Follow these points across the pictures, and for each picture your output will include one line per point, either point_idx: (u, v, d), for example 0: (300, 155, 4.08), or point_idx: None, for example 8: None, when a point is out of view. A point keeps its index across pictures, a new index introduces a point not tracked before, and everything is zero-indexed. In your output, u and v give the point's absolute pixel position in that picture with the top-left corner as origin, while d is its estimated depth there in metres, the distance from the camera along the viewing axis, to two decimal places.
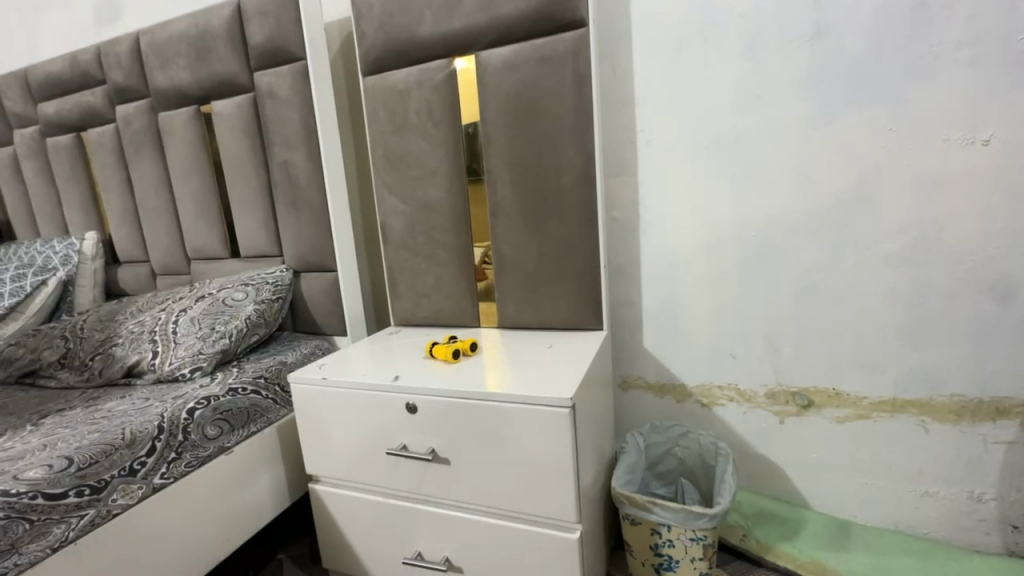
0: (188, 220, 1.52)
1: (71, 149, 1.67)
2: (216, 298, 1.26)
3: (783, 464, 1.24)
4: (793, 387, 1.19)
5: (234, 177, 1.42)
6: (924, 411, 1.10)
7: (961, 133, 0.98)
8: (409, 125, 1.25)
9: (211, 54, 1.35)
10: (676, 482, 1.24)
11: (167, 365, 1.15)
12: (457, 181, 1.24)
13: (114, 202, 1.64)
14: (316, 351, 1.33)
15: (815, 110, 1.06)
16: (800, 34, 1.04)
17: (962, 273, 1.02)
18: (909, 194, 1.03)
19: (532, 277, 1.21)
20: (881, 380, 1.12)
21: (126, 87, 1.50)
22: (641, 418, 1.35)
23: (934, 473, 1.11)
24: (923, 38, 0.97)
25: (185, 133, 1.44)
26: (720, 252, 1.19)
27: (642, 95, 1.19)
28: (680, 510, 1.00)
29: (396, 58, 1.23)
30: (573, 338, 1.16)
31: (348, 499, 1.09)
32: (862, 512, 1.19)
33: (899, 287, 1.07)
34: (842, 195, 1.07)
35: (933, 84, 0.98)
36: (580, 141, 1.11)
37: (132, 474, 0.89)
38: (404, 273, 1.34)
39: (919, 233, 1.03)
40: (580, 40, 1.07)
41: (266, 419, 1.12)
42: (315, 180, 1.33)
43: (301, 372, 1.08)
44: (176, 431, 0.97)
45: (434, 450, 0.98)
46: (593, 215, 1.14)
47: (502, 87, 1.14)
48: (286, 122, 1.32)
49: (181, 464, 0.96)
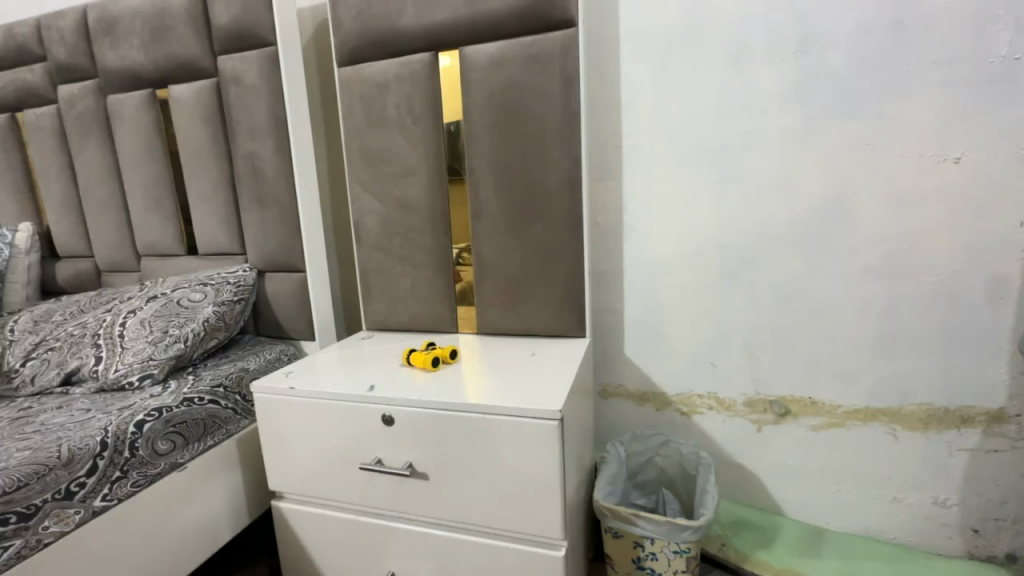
0: (139, 214, 1.39)
1: (5, 131, 1.51)
2: (170, 298, 1.15)
3: (759, 471, 1.25)
4: (771, 396, 1.20)
5: (191, 168, 1.31)
6: (895, 419, 1.13)
7: (934, 151, 1.01)
8: (387, 120, 1.19)
9: (169, 35, 1.25)
10: (656, 492, 1.22)
11: (113, 373, 1.04)
12: (437, 181, 1.19)
13: (54, 191, 1.50)
14: (281, 357, 1.24)
15: (799, 121, 1.07)
16: (785, 45, 1.05)
17: (932, 287, 1.05)
18: (885, 207, 1.05)
19: (515, 282, 1.17)
20: (855, 388, 1.14)
21: (70, 65, 1.37)
22: (621, 427, 1.34)
23: (902, 480, 1.14)
24: (902, 56, 0.99)
25: (137, 119, 1.33)
26: (702, 261, 1.19)
27: (628, 100, 1.17)
28: (664, 522, 0.98)
29: (375, 49, 1.16)
30: (557, 345, 1.13)
31: (314, 516, 1.02)
32: (834, 519, 1.21)
33: (873, 298, 1.09)
34: (822, 207, 1.09)
35: (910, 101, 1.00)
36: (567, 144, 1.08)
37: (68, 497, 0.79)
38: (378, 275, 1.28)
39: (892, 245, 1.06)
40: (569, 40, 1.04)
41: (224, 431, 1.03)
42: (282, 175, 1.24)
43: (265, 380, 1.00)
44: (122, 447, 0.87)
45: (412, 465, 0.92)
46: (578, 220, 1.11)
47: (488, 85, 1.10)
48: (252, 112, 1.23)
49: (127, 484, 0.86)
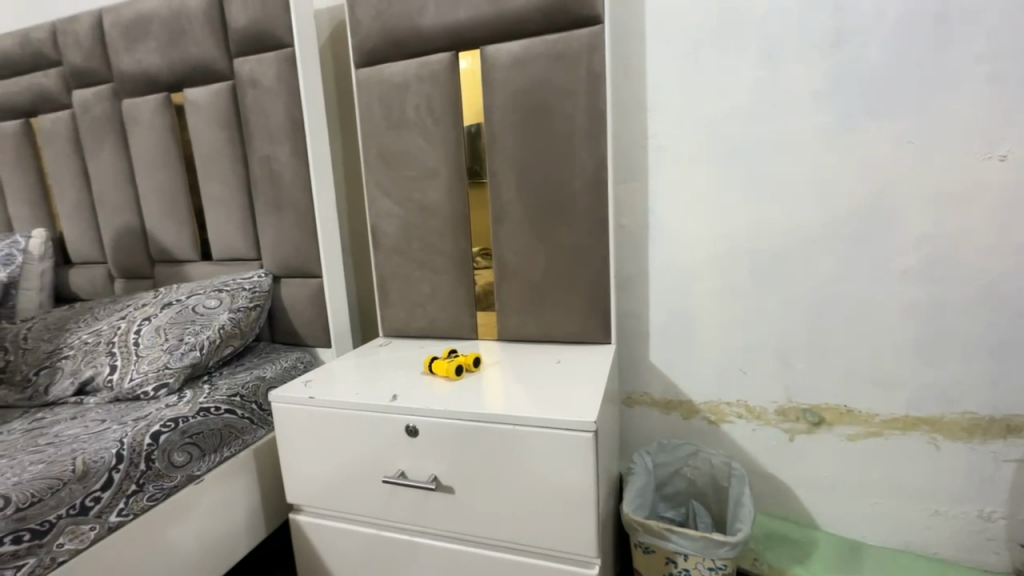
0: (154, 219, 1.37)
1: (19, 136, 1.50)
2: (186, 305, 1.13)
3: (793, 482, 1.20)
4: (804, 404, 1.16)
5: (207, 172, 1.29)
6: (937, 429, 1.08)
7: (979, 148, 0.96)
8: (407, 122, 1.16)
9: (186, 37, 1.23)
10: (685, 504, 1.18)
11: (127, 382, 1.01)
12: (458, 184, 1.16)
13: (68, 196, 1.48)
14: (297, 365, 1.21)
15: (834, 119, 1.03)
16: (821, 40, 1.02)
17: (976, 289, 1.01)
18: (925, 209, 1.01)
19: (539, 287, 1.14)
20: (894, 396, 1.09)
21: (85, 69, 1.36)
22: (645, 436, 1.29)
23: (945, 492, 1.09)
24: (944, 50, 0.95)
25: (152, 123, 1.31)
26: (731, 263, 1.15)
27: (655, 99, 1.14)
28: (699, 538, 0.93)
29: (394, 49, 1.14)
30: (583, 352, 1.09)
31: (334, 530, 0.98)
32: (872, 532, 1.16)
33: (914, 302, 1.05)
34: (860, 207, 1.05)
35: (953, 98, 0.96)
36: (593, 145, 1.05)
37: (83, 512, 0.76)
38: (397, 280, 1.25)
39: (933, 246, 1.02)
40: (596, 37, 1.01)
41: (241, 442, 1.00)
42: (299, 178, 1.22)
43: (284, 389, 0.97)
44: (138, 459, 0.84)
45: (436, 478, 0.88)
46: (604, 223, 1.08)
47: (511, 85, 1.07)
48: (269, 114, 1.21)
49: (142, 498, 0.83)
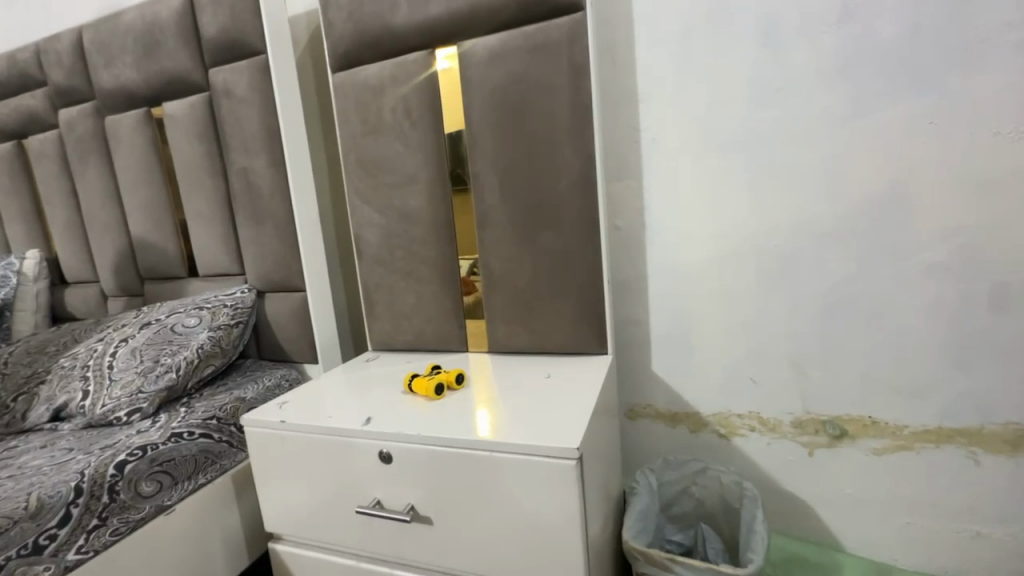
0: (140, 236, 1.35)
1: (12, 158, 1.51)
2: (163, 325, 1.09)
3: (813, 501, 1.09)
4: (823, 416, 1.06)
5: (188, 186, 1.26)
6: (975, 441, 0.97)
7: (1013, 127, 0.85)
8: (384, 126, 1.10)
9: (161, 50, 1.20)
10: (694, 526, 1.09)
11: (100, 408, 0.98)
12: (439, 189, 1.09)
13: (59, 216, 1.48)
14: (282, 383, 1.17)
15: (845, 102, 0.93)
16: (825, 16, 0.92)
17: (1015, 285, 0.89)
18: (954, 197, 0.90)
19: (528, 295, 1.06)
20: (925, 406, 0.98)
21: (68, 88, 1.34)
22: (650, 451, 1.21)
23: (988, 512, 0.98)
24: (968, 20, 0.85)
25: (133, 139, 1.29)
26: (737, 264, 1.06)
27: (646, 90, 1.05)
28: (706, 570, 0.85)
29: (368, 50, 1.09)
30: (577, 365, 1.01)
31: (312, 559, 0.93)
32: (904, 555, 1.05)
33: (945, 301, 0.94)
34: (878, 199, 0.94)
35: (981, 72, 0.86)
36: (578, 141, 0.98)
37: (36, 552, 0.72)
38: (381, 291, 1.19)
39: (964, 239, 0.91)
40: (576, 26, 0.94)
41: (218, 467, 0.96)
42: (278, 189, 1.18)
43: (258, 413, 0.92)
44: (99, 492, 0.80)
45: (413, 507, 0.82)
46: (594, 225, 1.00)
47: (489, 82, 1.01)
48: (245, 124, 1.17)
49: (105, 533, 0.79)
